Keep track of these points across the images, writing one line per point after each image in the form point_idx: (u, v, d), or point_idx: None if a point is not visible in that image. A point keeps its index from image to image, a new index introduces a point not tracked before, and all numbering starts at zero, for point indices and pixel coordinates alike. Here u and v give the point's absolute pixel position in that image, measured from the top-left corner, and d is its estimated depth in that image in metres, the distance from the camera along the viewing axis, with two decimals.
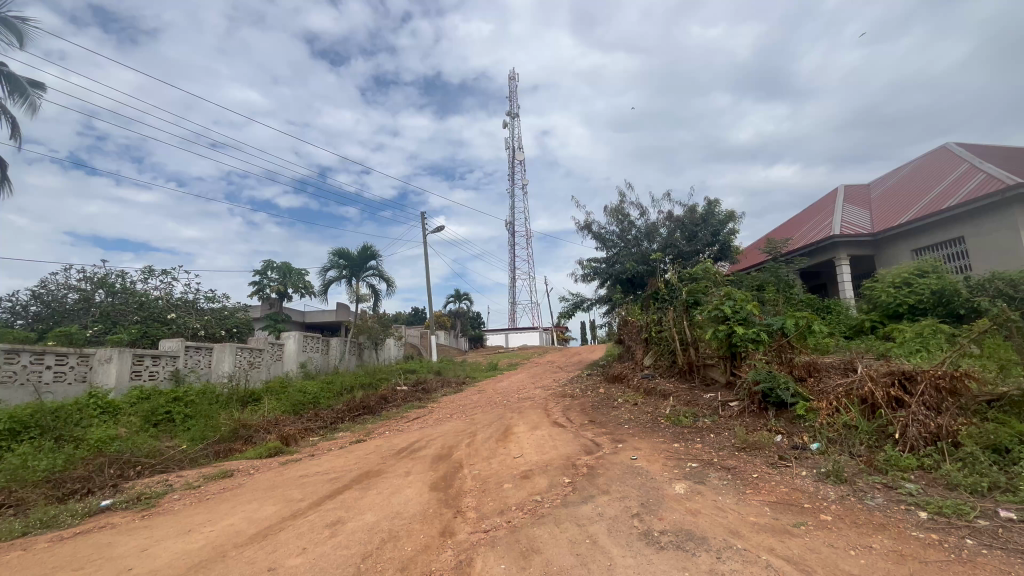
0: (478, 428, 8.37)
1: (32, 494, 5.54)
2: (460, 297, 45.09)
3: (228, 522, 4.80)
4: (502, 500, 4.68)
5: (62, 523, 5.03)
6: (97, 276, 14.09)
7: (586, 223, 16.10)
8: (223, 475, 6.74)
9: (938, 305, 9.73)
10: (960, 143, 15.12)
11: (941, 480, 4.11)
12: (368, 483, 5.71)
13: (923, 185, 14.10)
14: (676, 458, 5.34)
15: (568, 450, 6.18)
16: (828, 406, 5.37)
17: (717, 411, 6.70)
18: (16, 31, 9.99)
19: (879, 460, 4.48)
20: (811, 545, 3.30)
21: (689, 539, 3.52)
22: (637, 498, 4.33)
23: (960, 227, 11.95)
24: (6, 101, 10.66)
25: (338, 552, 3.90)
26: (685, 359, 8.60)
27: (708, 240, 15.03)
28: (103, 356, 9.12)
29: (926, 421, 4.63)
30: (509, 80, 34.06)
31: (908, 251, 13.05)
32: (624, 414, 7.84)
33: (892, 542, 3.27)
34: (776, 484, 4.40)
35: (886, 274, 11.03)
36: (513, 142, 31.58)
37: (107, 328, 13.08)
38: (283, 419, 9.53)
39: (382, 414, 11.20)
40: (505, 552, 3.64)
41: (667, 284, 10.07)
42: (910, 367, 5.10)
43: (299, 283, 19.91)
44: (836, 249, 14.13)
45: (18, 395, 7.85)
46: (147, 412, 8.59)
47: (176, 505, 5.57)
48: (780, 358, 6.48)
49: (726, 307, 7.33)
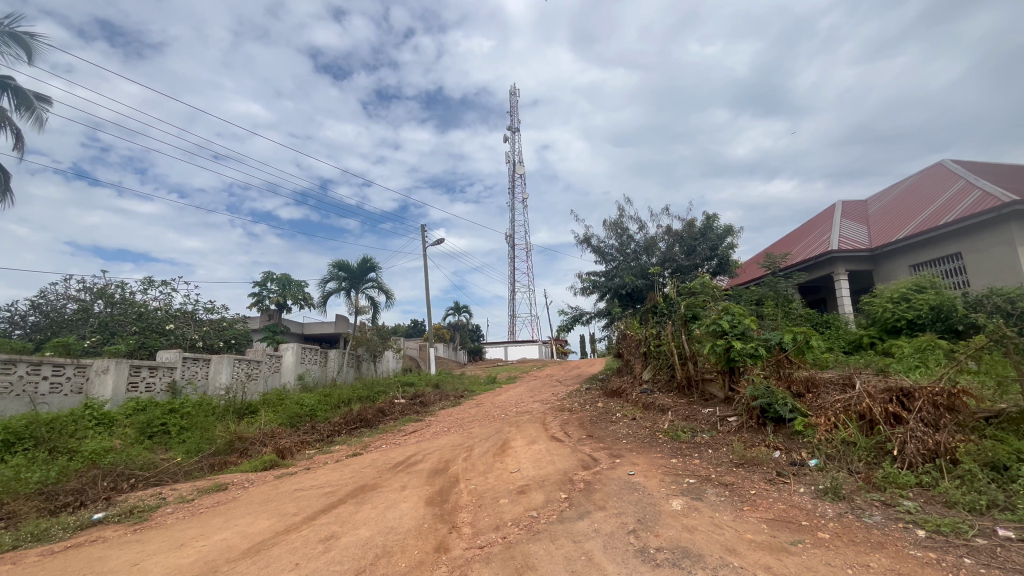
0: (476, 442, 8.34)
1: (25, 507, 5.50)
2: (460, 309, 45.27)
3: (222, 536, 4.76)
4: (497, 516, 4.64)
5: (53, 536, 4.98)
6: (96, 287, 14.14)
7: (585, 236, 16.19)
8: (218, 488, 6.69)
9: (937, 321, 9.74)
10: (957, 161, 15.22)
11: (940, 497, 4.08)
12: (363, 498, 5.66)
13: (920, 200, 14.23)
14: (674, 474, 5.30)
15: (565, 465, 6.16)
16: (827, 422, 5.34)
17: (715, 426, 6.68)
18: (24, 45, 10.12)
19: (878, 477, 4.46)
20: (808, 564, 3.27)
21: (685, 557, 3.49)
22: (633, 515, 4.29)
23: (958, 243, 12.00)
24: (13, 114, 10.79)
25: (331, 568, 3.86)
26: (683, 374, 8.57)
27: (707, 254, 15.10)
28: (100, 367, 9.12)
29: (925, 437, 4.60)
30: (510, 95, 34.60)
31: (907, 267, 13.09)
32: (622, 429, 7.81)
33: (890, 561, 3.25)
34: (773, 500, 4.38)
35: (885, 289, 11.03)
36: (513, 154, 32.49)
37: (105, 339, 13.06)
38: (281, 431, 9.48)
39: (379, 427, 11.15)
40: (500, 568, 3.61)
41: (666, 299, 10.14)
42: (908, 383, 5.09)
43: (298, 294, 19.92)
44: (835, 264, 14.19)
45: (14, 405, 7.82)
46: (142, 424, 8.53)
47: (170, 519, 5.53)
48: (779, 372, 6.51)
49: (725, 321, 7.36)
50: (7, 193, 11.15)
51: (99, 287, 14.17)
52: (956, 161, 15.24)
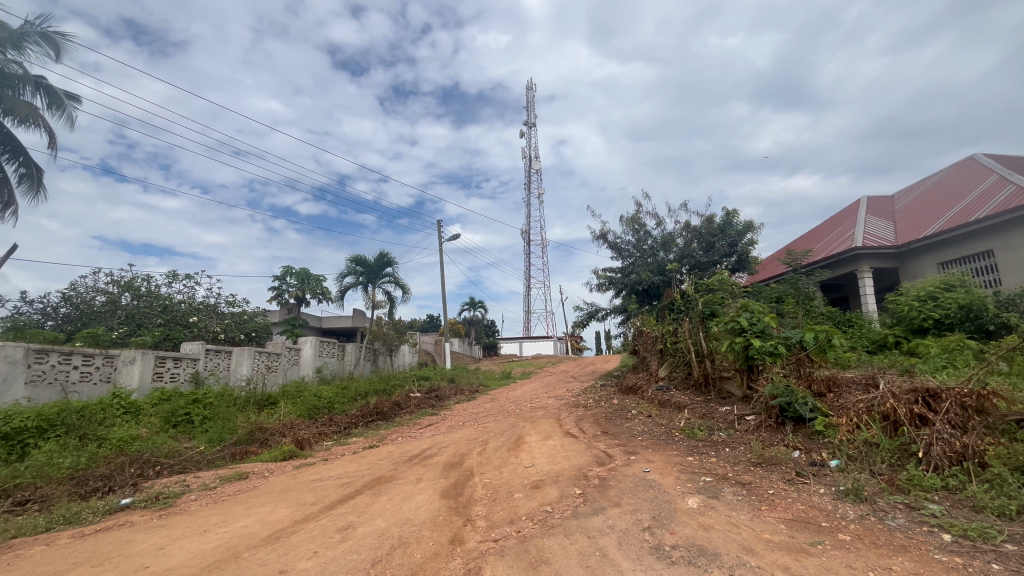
0: (490, 436, 8.36)
1: (57, 491, 5.71)
2: (476, 305, 45.42)
3: (242, 524, 4.86)
4: (512, 510, 4.67)
5: (83, 519, 5.15)
6: (123, 280, 14.46)
7: (602, 233, 16.11)
8: (239, 477, 6.85)
9: (966, 321, 9.49)
10: (989, 155, 14.74)
11: (967, 501, 3.97)
12: (379, 489, 5.74)
13: (950, 195, 13.82)
14: (690, 472, 5.26)
15: (580, 461, 6.13)
16: (848, 422, 5.24)
17: (733, 425, 6.59)
18: (55, 45, 10.38)
19: (902, 479, 4.36)
20: (828, 565, 3.22)
21: (701, 555, 3.46)
22: (649, 512, 4.27)
23: (990, 240, 11.62)
24: (45, 113, 11.08)
25: (348, 557, 3.92)
26: (700, 372, 8.51)
27: (725, 250, 14.88)
28: (127, 358, 9.38)
29: (952, 440, 4.48)
30: (526, 89, 34.47)
31: (935, 265, 12.74)
32: (637, 426, 7.76)
33: (914, 565, 3.18)
34: (792, 501, 4.31)
35: (911, 287, 10.74)
36: (530, 150, 32.54)
37: (131, 331, 13.44)
38: (298, 423, 9.66)
39: (395, 420, 11.27)
40: (514, 563, 3.61)
41: (683, 295, 10.05)
42: (935, 384, 4.98)
43: (316, 288, 20.21)
44: (859, 261, 13.86)
45: (47, 393, 8.08)
46: (167, 414, 8.76)
47: (193, 506, 5.66)
48: (799, 371, 6.40)
49: (743, 319, 7.23)
50: (42, 188, 11.51)
51: (125, 280, 14.52)
52: (989, 155, 14.76)
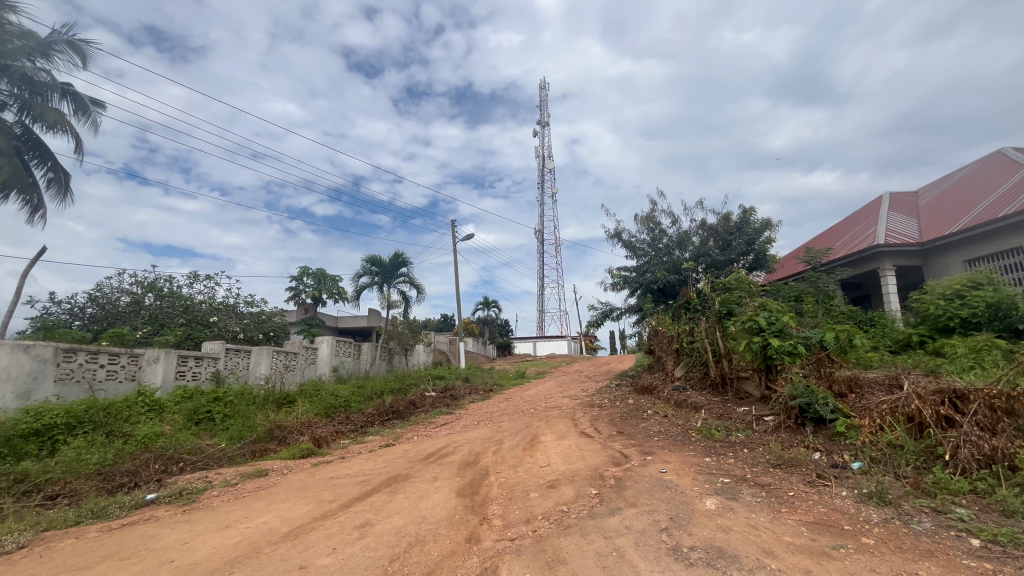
0: (505, 436, 8.37)
1: (85, 486, 5.87)
2: (490, 305, 45.51)
3: (262, 520, 4.94)
4: (528, 509, 4.67)
5: (111, 514, 5.28)
6: (147, 280, 14.79)
7: (616, 232, 16.02)
8: (258, 474, 6.96)
9: (994, 320, 9.22)
10: (1018, 149, 14.31)
11: (996, 506, 3.86)
12: (396, 487, 5.79)
13: (976, 191, 13.46)
14: (707, 473, 5.21)
15: (595, 461, 6.10)
16: (871, 424, 5.14)
17: (751, 426, 6.51)
18: (81, 52, 10.66)
19: (927, 483, 4.25)
20: (851, 569, 3.16)
21: (719, 557, 3.43)
22: (666, 512, 4.24)
23: (1019, 237, 11.29)
24: (71, 118, 11.38)
25: (366, 554, 3.96)
26: (717, 372, 8.42)
27: (742, 248, 14.67)
28: (151, 357, 9.59)
29: (980, 442, 4.36)
30: (539, 89, 34.41)
31: (961, 263, 12.41)
32: (653, 426, 7.70)
33: (941, 570, 3.10)
34: (813, 503, 4.24)
35: (936, 285, 10.48)
36: (543, 149, 32.48)
37: (154, 330, 13.74)
38: (316, 421, 9.78)
39: (410, 419, 11.35)
40: (531, 562, 3.61)
41: (699, 294, 9.94)
42: (962, 385, 4.86)
43: (333, 288, 20.44)
44: (881, 259, 13.56)
45: (75, 391, 8.31)
46: (189, 411, 8.94)
47: (215, 501, 5.78)
48: (819, 371, 6.29)
49: (761, 318, 7.13)
50: (68, 192, 11.85)
51: (149, 281, 14.85)
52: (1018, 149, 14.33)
